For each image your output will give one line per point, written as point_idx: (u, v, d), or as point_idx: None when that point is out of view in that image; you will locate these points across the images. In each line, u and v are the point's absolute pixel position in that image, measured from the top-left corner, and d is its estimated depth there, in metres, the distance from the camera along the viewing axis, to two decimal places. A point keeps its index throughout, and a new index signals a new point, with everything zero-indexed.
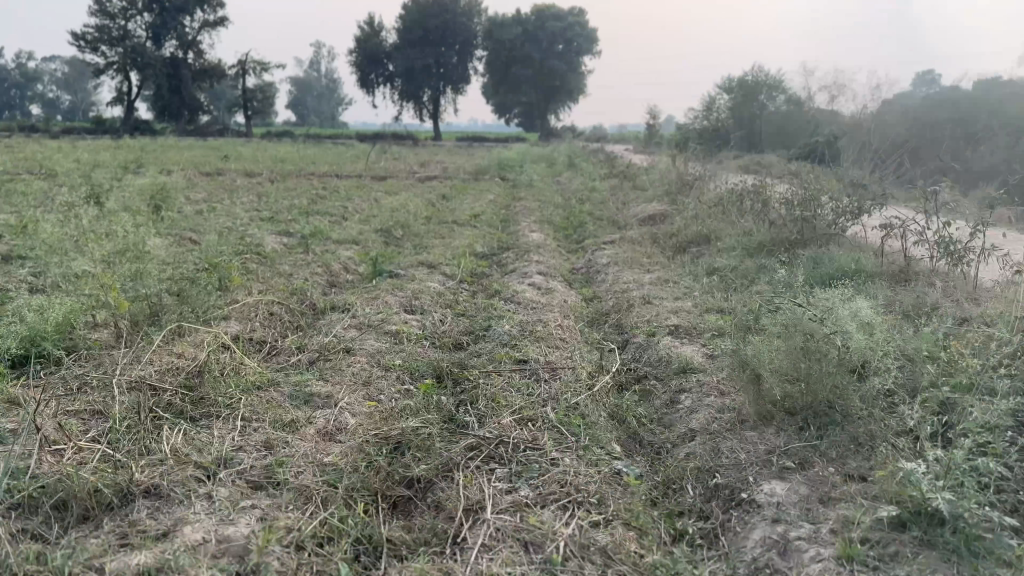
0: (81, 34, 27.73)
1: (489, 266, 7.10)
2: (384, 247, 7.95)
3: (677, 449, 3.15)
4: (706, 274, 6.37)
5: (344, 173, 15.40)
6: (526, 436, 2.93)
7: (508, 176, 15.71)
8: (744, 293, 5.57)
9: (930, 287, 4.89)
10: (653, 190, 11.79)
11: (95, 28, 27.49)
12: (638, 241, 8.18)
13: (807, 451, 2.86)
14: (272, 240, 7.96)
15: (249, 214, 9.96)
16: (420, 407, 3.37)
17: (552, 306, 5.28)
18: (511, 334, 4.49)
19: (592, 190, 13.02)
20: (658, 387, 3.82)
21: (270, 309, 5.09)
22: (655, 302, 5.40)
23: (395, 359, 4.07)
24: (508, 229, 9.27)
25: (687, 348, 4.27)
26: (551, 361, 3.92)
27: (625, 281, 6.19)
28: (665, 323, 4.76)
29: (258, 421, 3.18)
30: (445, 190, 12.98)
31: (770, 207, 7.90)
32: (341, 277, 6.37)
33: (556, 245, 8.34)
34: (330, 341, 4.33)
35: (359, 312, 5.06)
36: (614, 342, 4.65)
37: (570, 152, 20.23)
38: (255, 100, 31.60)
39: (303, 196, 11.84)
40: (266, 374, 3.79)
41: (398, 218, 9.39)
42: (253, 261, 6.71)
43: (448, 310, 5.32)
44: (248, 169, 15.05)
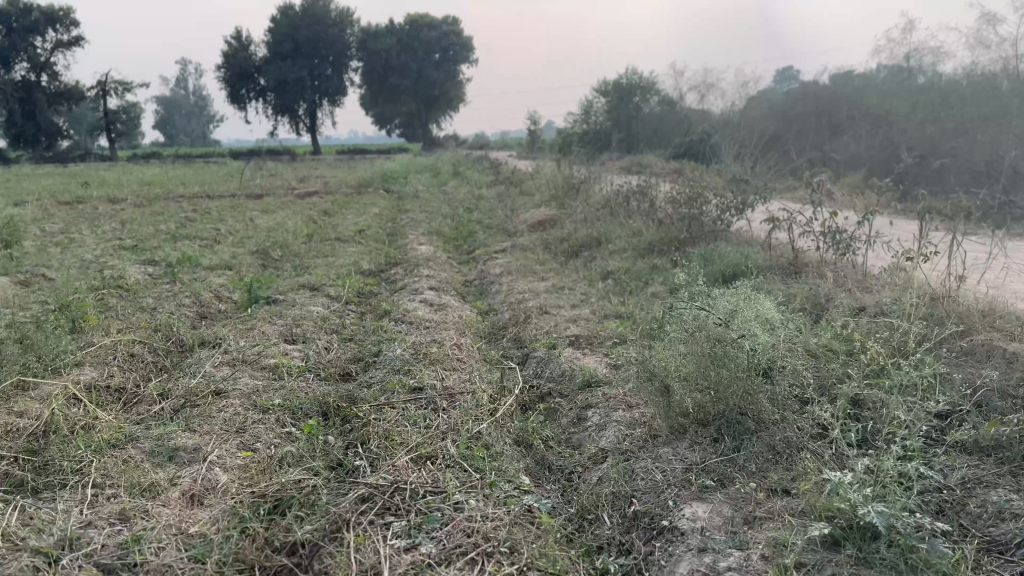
0: None
1: (377, 284, 6.74)
2: (263, 270, 7.43)
3: (589, 474, 2.92)
4: (601, 279, 6.25)
5: (218, 193, 14.56)
6: (424, 478, 2.62)
7: (392, 188, 15.30)
8: (641, 296, 5.46)
9: (822, 279, 4.93)
10: (539, 195, 11.68)
11: None
12: (530, 247, 8.00)
13: (725, 467, 2.70)
14: (136, 272, 7.30)
15: (111, 244, 9.16)
16: (304, 454, 3.01)
17: (444, 323, 5.00)
18: (403, 358, 4.17)
19: (479, 198, 12.80)
20: (563, 405, 3.59)
21: (131, 350, 4.56)
22: (552, 311, 5.21)
23: (275, 398, 3.68)
24: (395, 243, 8.91)
25: (589, 358, 4.07)
26: (447, 386, 3.63)
27: (520, 291, 5.99)
28: (565, 334, 4.56)
29: (111, 487, 2.72)
30: (327, 206, 12.45)
31: (657, 206, 7.90)
32: (214, 308, 5.86)
33: (446, 257, 8.05)
34: (199, 382, 3.88)
35: (234, 346, 4.61)
36: (514, 358, 4.41)
37: (454, 160, 20.01)
38: (118, 121, 29.73)
39: (172, 221, 11.04)
40: (123, 429, 3.31)
41: (276, 238, 8.85)
42: (113, 296, 6.09)
43: (334, 336, 4.94)
44: (111, 195, 13.98)
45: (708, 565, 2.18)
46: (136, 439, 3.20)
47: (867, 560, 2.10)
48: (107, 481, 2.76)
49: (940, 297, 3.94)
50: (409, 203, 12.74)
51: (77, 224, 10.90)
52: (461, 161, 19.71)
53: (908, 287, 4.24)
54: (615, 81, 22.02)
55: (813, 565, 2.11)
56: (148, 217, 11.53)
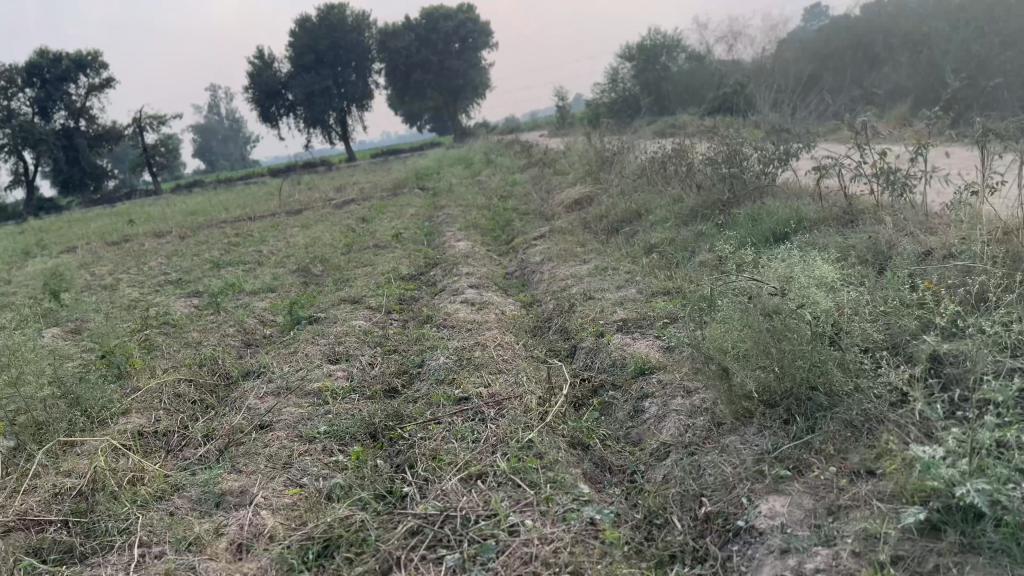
0: None
1: (418, 288, 6.60)
2: (305, 289, 7.37)
3: (653, 473, 2.73)
4: (644, 254, 5.99)
5: (258, 214, 14.65)
6: (475, 501, 2.46)
7: (427, 185, 15.17)
8: (689, 268, 5.20)
9: (880, 225, 4.60)
10: (574, 172, 11.41)
11: None
12: (569, 229, 7.78)
13: (800, 451, 2.48)
14: (182, 306, 7.32)
15: (158, 279, 9.24)
16: (353, 484, 2.88)
17: (488, 323, 4.83)
18: (447, 366, 4.01)
19: (515, 184, 12.58)
20: (617, 397, 3.39)
21: (176, 389, 4.51)
22: (597, 295, 5.00)
23: (320, 425, 3.56)
24: (433, 242, 8.78)
25: (640, 343, 3.85)
26: (494, 392, 3.46)
27: (562, 277, 5.78)
28: (612, 318, 4.34)
29: (158, 545, 2.64)
30: (364, 213, 12.38)
31: (696, 169, 7.58)
32: (258, 334, 5.80)
33: (486, 250, 7.88)
34: (243, 418, 3.79)
35: (277, 374, 4.52)
36: (561, 351, 4.22)
37: (486, 148, 19.81)
38: (158, 155, 30.29)
39: (214, 248, 11.11)
40: (169, 477, 3.24)
41: (316, 253, 8.81)
42: (159, 334, 6.09)
43: (377, 349, 4.83)
44: (157, 229, 14.19)
45: (793, 569, 1.97)
46: (183, 487, 3.12)
47: (973, 547, 1.85)
48: (154, 538, 2.68)
49: (1013, 229, 3.60)
50: (444, 198, 12.60)
51: (126, 262, 11.05)
52: (493, 148, 19.48)
53: (977, 222, 3.90)
54: (639, 44, 21.51)
55: (912, 557, 1.87)
56: (193, 246, 11.64)
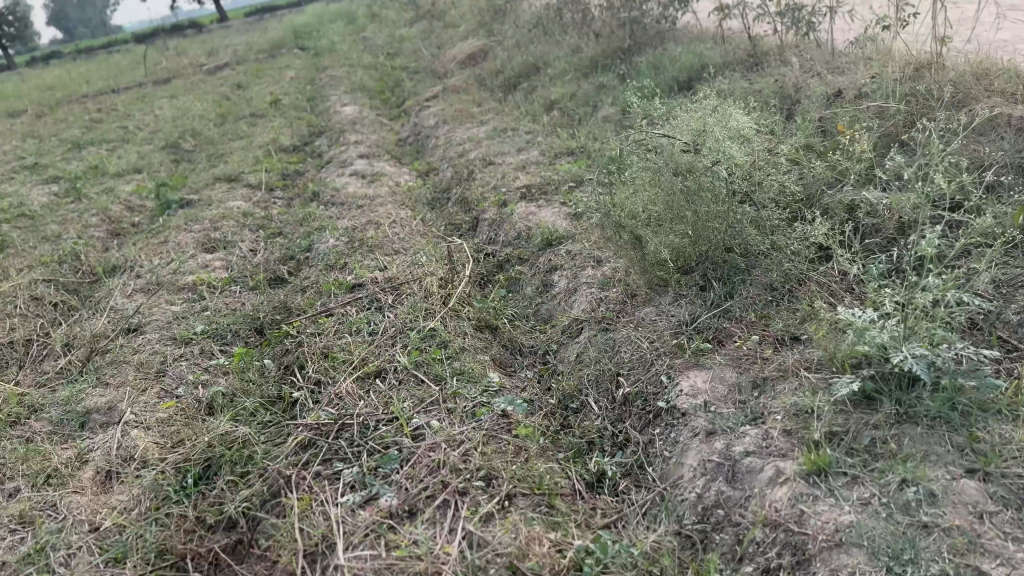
0: None
1: (303, 162, 6.07)
2: (177, 168, 6.68)
3: (565, 352, 2.54)
4: (545, 112, 5.63)
5: (122, 85, 13.28)
6: (373, 406, 2.21)
7: (308, 44, 14.02)
8: (592, 126, 4.89)
9: (787, 66, 4.37)
10: (464, 24, 10.65)
11: None
12: (463, 88, 7.29)
13: (720, 321, 2.31)
14: (38, 194, 6.56)
15: (10, 165, 8.27)
16: (237, 392, 2.57)
17: (381, 199, 4.44)
18: (338, 251, 3.67)
19: (402, 39, 11.72)
20: (524, 273, 3.16)
21: (31, 291, 4.00)
22: (497, 160, 4.65)
23: (197, 326, 3.20)
24: (318, 108, 8.12)
25: (546, 211, 3.59)
26: (389, 277, 3.17)
27: (458, 142, 5.38)
28: (514, 186, 4.04)
29: (11, 480, 2.28)
30: (240, 78, 11.35)
31: (594, 17, 7.12)
32: (126, 223, 5.23)
33: (375, 115, 7.31)
34: (109, 322, 3.37)
35: (146, 267, 4.05)
36: (462, 225, 3.92)
37: (369, 1, 18.38)
38: (3, 24, 26.98)
39: (74, 126, 10.01)
40: (24, 397, 2.83)
41: (188, 125, 8.01)
42: (11, 229, 5.41)
43: (260, 233, 4.41)
44: (6, 108, 12.70)
45: (720, 453, 1.82)
46: (40, 408, 2.73)
47: (910, 415, 1.74)
48: (7, 473, 2.31)
49: (926, 63, 3.42)
50: (327, 58, 11.64)
51: None
52: (376, 1, 18.10)
53: (889, 58, 3.69)
54: None
55: (846, 433, 1.74)
56: (49, 125, 10.46)
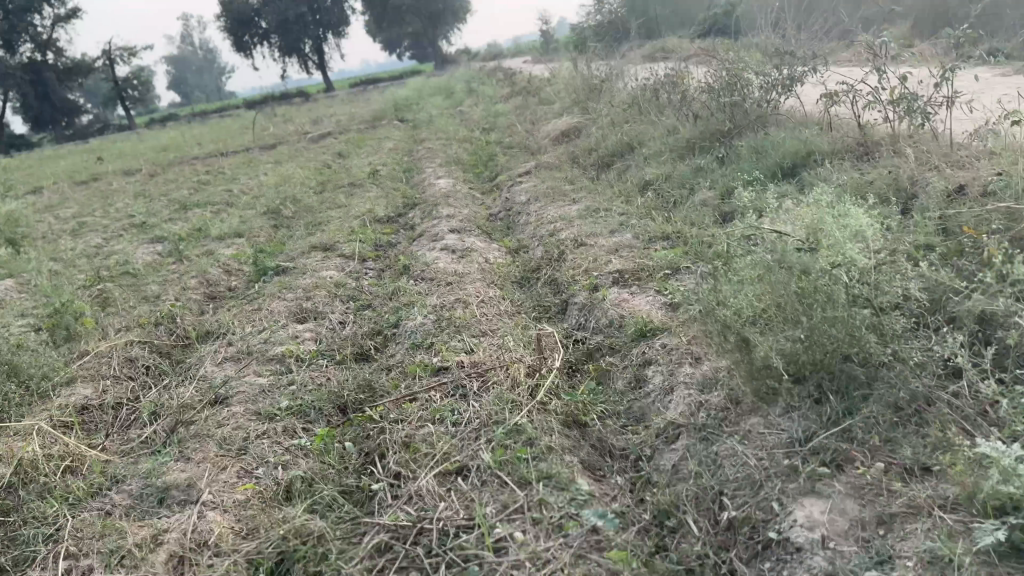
0: None
1: (396, 233, 6.13)
2: (276, 234, 6.87)
3: (661, 460, 2.37)
4: (640, 193, 5.53)
5: (232, 149, 13.99)
6: (455, 508, 2.10)
7: (407, 116, 14.48)
8: (689, 209, 4.77)
9: (901, 158, 4.16)
10: (560, 101, 10.77)
11: None
12: (556, 165, 7.30)
13: (840, 441, 2.12)
14: (145, 253, 6.84)
15: (123, 223, 8.71)
16: (316, 480, 2.50)
17: (470, 276, 4.39)
18: (424, 329, 3.60)
19: (498, 114, 11.94)
20: (616, 364, 3.00)
21: (128, 353, 4.09)
22: (590, 241, 4.55)
23: (282, 401, 3.17)
24: (413, 180, 8.28)
25: (641, 299, 3.44)
26: (476, 361, 3.07)
27: (550, 221, 5.32)
28: (608, 268, 3.90)
29: (87, 558, 2.24)
30: (341, 147, 11.77)
31: (693, 99, 7.05)
32: (223, 287, 5.36)
33: (468, 189, 7.38)
34: (197, 392, 3.39)
35: (238, 335, 4.09)
36: (551, 307, 3.82)
37: (468, 76, 18.96)
38: (130, 89, 29.10)
39: (184, 187, 10.54)
40: (109, 466, 2.83)
41: (288, 192, 8.29)
42: (116, 287, 5.62)
43: (349, 306, 4.42)
44: (125, 167, 13.53)
45: None
46: (122, 479, 2.72)
47: None
48: (83, 548, 2.28)
49: None
50: (425, 130, 11.97)
51: (92, 204, 10.49)
52: (475, 76, 18.63)
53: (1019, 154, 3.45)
54: None
55: None
56: (162, 185, 11.04)
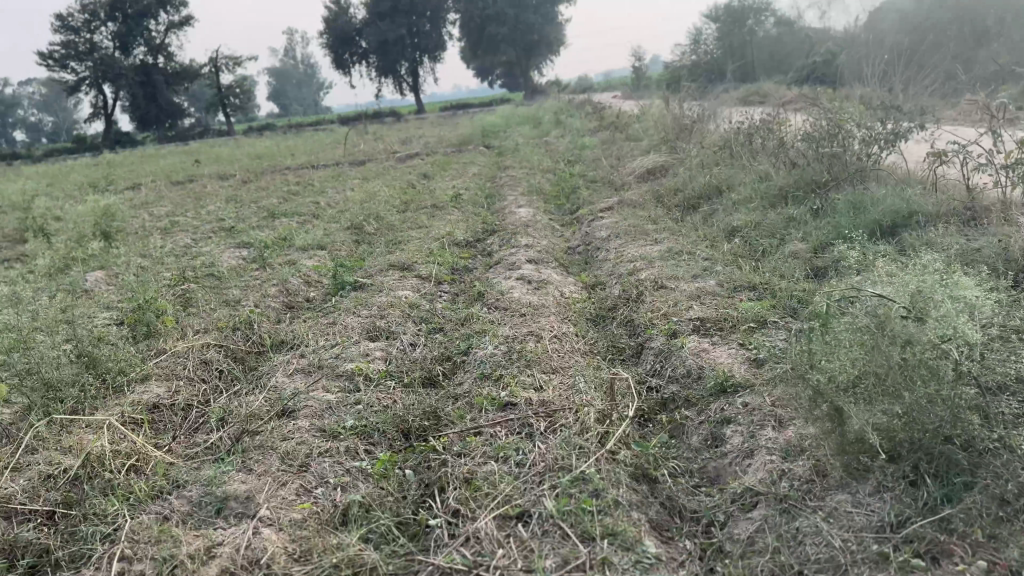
0: (48, 55, 26.55)
1: (473, 259, 6.12)
2: (356, 249, 6.96)
3: (735, 529, 2.23)
4: (726, 239, 5.37)
5: (321, 162, 14.37)
6: (512, 556, 2.04)
7: (493, 143, 14.59)
8: (777, 260, 4.60)
9: (1014, 226, 3.92)
10: (649, 140, 10.66)
11: (61, 45, 26.49)
12: (640, 202, 7.20)
13: (937, 530, 1.99)
14: (230, 257, 7.02)
15: (213, 225, 8.99)
16: (373, 506, 2.45)
17: (545, 308, 4.31)
18: (494, 360, 3.52)
19: (585, 147, 11.88)
20: (692, 419, 2.87)
21: (203, 355, 4.16)
22: (671, 283, 4.42)
23: (347, 420, 3.14)
24: (494, 206, 8.30)
25: (722, 351, 3.28)
26: (545, 400, 2.97)
27: (631, 259, 5.21)
28: (688, 314, 3.76)
29: (140, 562, 2.24)
30: (426, 168, 11.94)
31: (790, 148, 6.85)
32: (300, 297, 5.43)
33: (548, 220, 7.33)
34: (265, 401, 3.40)
35: (310, 347, 4.12)
36: (626, 349, 3.70)
37: (557, 107, 19.03)
38: (232, 97, 30.35)
39: (273, 196, 10.83)
40: (172, 469, 2.86)
41: (372, 209, 8.42)
42: (199, 288, 5.77)
43: (422, 327, 4.40)
44: (220, 171, 14.03)
45: None
46: (183, 484, 2.73)
47: None
48: (138, 553, 2.29)
49: None
50: (510, 158, 12.05)
51: (186, 205, 10.88)
52: (563, 108, 18.73)
53: None
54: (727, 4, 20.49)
55: None
56: (253, 192, 11.39)
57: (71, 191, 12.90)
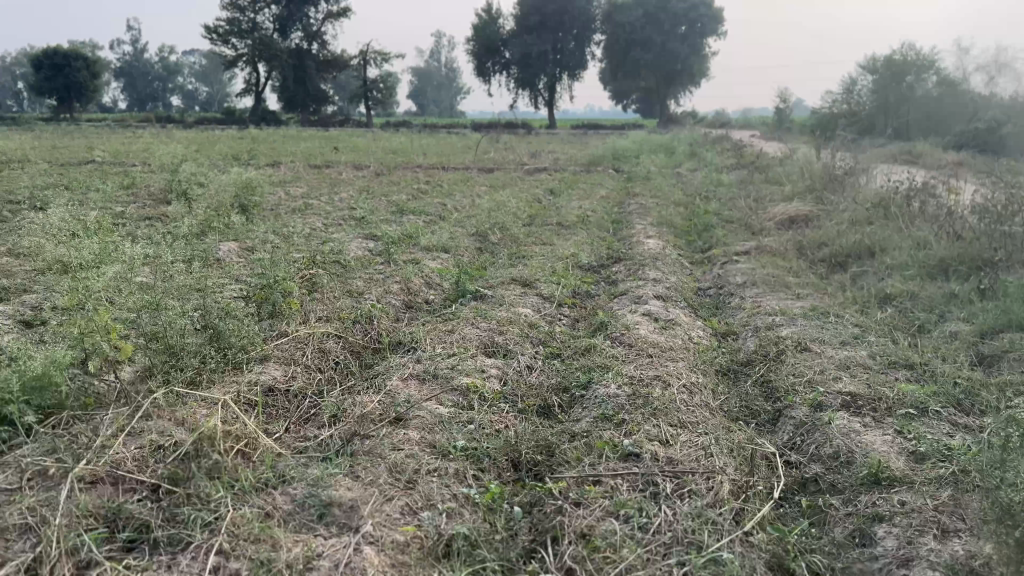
0: (215, 30, 28.22)
1: (597, 285, 5.92)
2: (478, 258, 6.89)
3: None
4: (876, 308, 4.97)
5: (451, 164, 14.56)
6: None
7: (623, 167, 14.38)
8: (935, 341, 4.21)
9: None
10: (790, 187, 10.18)
11: (227, 22, 28.11)
12: (778, 252, 6.84)
13: None
14: (356, 247, 7.11)
15: (342, 212, 9.18)
16: (480, 543, 2.29)
17: (673, 351, 4.06)
18: (617, 400, 3.30)
19: (719, 184, 11.48)
20: (837, 510, 2.60)
21: (322, 344, 4.15)
22: (813, 348, 4.08)
23: (459, 440, 3.00)
24: (621, 233, 8.09)
25: (876, 440, 2.96)
26: (673, 460, 2.72)
27: (767, 314, 4.89)
28: (836, 388, 3.46)
29: (235, 561, 2.18)
30: (554, 185, 11.86)
31: (954, 219, 6.34)
32: (421, 298, 5.39)
33: (678, 255, 7.04)
34: (378, 403, 3.32)
35: (428, 352, 4.03)
36: (761, 414, 3.44)
37: (693, 139, 18.58)
38: (374, 90, 31.39)
39: (403, 192, 10.98)
40: (279, 460, 2.80)
41: (498, 218, 8.38)
42: (324, 273, 5.82)
43: (541, 351, 4.25)
44: (354, 161, 14.41)
45: None
46: (288, 480, 2.66)
47: None
48: (235, 549, 2.22)
49: None
50: (640, 185, 11.81)
51: (320, 188, 11.19)
52: (698, 141, 18.34)
53: None
54: (887, 56, 19.57)
55: None
56: (384, 185, 11.62)
57: (217, 161, 13.52)
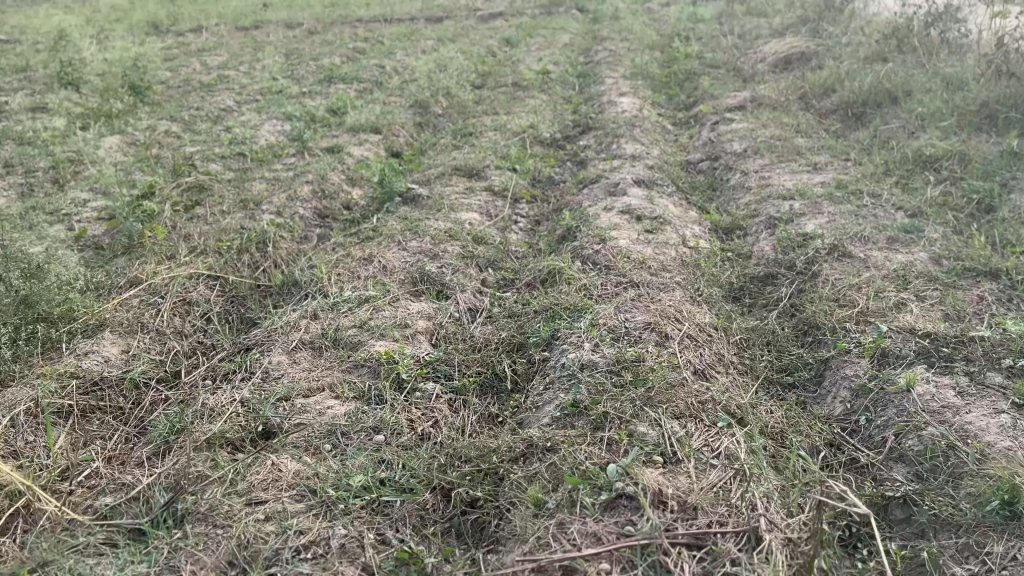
0: None
1: (561, 168, 4.74)
2: (416, 141, 5.63)
3: None
4: (918, 180, 3.87)
5: (394, 15, 12.73)
6: None
7: (588, 7, 12.69)
8: (1008, 228, 3.17)
9: None
10: (779, 19, 8.72)
11: None
12: (778, 105, 5.64)
13: None
14: (266, 131, 5.78)
15: (260, 84, 7.70)
16: None
17: (667, 272, 2.98)
18: (594, 374, 2.23)
19: (698, 20, 9.95)
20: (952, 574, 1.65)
21: (186, 297, 3.00)
22: (854, 252, 3.02)
23: (356, 472, 1.95)
24: (589, 91, 6.78)
25: (990, 428, 1.94)
26: (687, 503, 1.71)
27: (780, 197, 3.77)
28: (907, 326, 2.42)
29: None
30: (510, 33, 10.29)
31: (995, 50, 5.13)
32: (337, 203, 4.22)
33: (657, 116, 5.81)
34: (241, 404, 2.22)
35: (331, 298, 2.91)
36: (799, 372, 2.40)
37: None
38: None
39: (336, 53, 9.38)
40: (57, 549, 1.74)
41: (442, 81, 7.02)
42: (213, 174, 4.55)
43: (489, 279, 3.16)
44: (285, 17, 12.51)
45: None
46: None
47: None
48: None
49: None
50: (609, 26, 10.30)
51: (241, 55, 9.55)
52: None
53: None
54: None
55: None
56: (314, 45, 9.98)
57: (123, 30, 11.65)
